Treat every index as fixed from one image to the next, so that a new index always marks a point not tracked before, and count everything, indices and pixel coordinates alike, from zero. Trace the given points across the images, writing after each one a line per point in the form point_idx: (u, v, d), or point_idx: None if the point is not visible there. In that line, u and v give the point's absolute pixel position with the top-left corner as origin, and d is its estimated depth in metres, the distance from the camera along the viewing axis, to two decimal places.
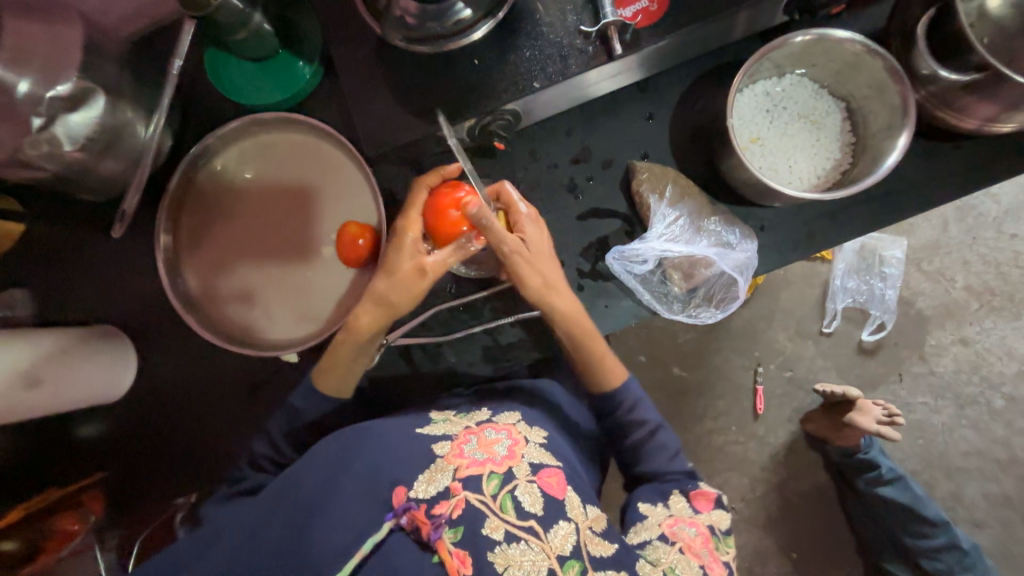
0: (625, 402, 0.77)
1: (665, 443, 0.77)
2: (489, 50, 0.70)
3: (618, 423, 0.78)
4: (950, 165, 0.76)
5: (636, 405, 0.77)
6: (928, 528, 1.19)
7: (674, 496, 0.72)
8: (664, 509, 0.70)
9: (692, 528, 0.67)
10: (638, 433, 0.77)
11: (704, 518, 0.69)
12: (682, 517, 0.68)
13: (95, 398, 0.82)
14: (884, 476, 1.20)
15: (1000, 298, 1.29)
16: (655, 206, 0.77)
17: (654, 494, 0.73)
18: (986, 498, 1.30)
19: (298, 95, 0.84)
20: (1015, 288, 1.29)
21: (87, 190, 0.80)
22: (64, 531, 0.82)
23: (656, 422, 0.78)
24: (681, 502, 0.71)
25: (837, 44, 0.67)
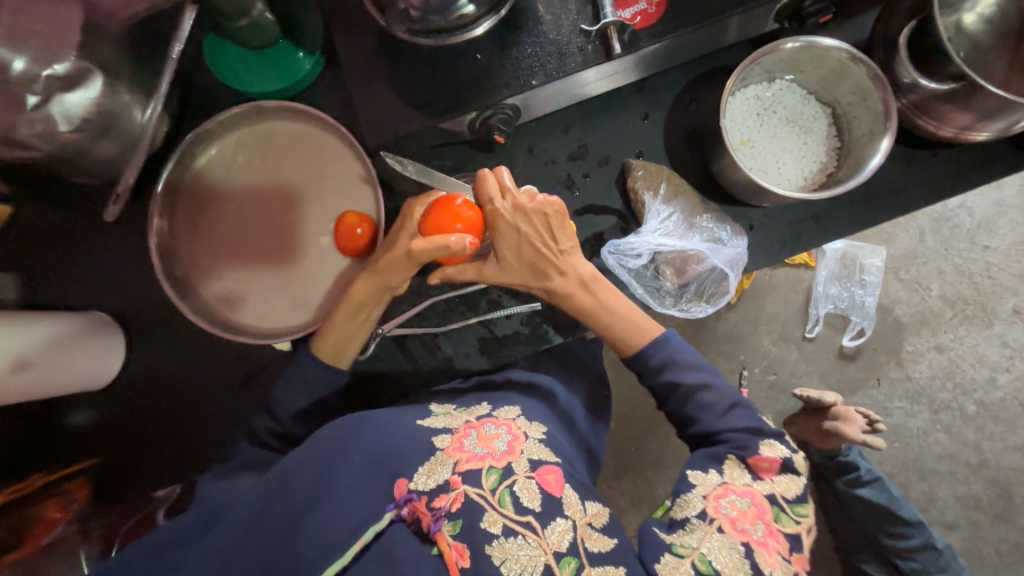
0: (660, 363, 0.75)
1: (712, 401, 0.74)
2: (492, 45, 0.71)
3: (657, 386, 0.77)
4: (928, 172, 0.80)
5: (667, 365, 0.75)
6: (903, 528, 1.23)
7: (730, 462, 0.70)
8: (716, 476, 0.69)
9: (745, 499, 0.67)
10: (679, 395, 0.75)
11: (761, 487, 0.69)
12: (734, 487, 0.68)
13: (80, 384, 0.80)
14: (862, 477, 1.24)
15: (973, 307, 1.35)
16: (650, 203, 0.79)
17: (706, 459, 0.71)
18: (958, 500, 1.35)
19: (298, 85, 0.85)
20: (986, 298, 1.35)
21: (80, 173, 0.79)
22: (47, 517, 0.77)
23: (696, 382, 0.75)
24: (737, 470, 0.70)
25: (825, 51, 0.70)
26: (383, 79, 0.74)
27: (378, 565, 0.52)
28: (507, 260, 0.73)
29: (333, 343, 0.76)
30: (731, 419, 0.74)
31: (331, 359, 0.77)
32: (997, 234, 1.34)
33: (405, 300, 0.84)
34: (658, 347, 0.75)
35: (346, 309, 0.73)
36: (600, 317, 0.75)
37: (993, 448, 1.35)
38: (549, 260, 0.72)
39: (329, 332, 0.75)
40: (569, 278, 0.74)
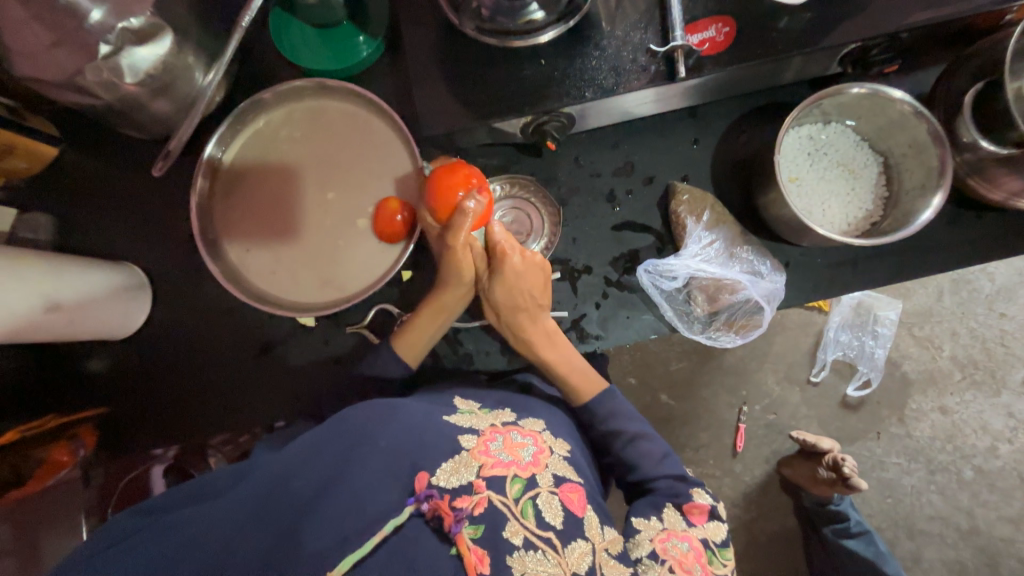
0: (600, 413, 0.77)
1: (649, 450, 0.76)
2: (556, 53, 0.72)
3: (597, 434, 0.78)
4: (969, 233, 0.80)
5: (614, 415, 0.77)
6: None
7: (667, 508, 0.70)
8: (658, 522, 0.68)
9: (686, 543, 0.66)
10: (617, 443, 0.77)
11: (698, 531, 0.69)
12: (675, 532, 0.68)
13: (102, 333, 0.81)
14: (851, 528, 1.25)
15: (982, 372, 1.34)
16: (691, 228, 0.80)
17: (646, 507, 0.71)
18: (943, 565, 1.33)
19: (354, 68, 0.85)
20: (997, 365, 1.34)
21: (133, 126, 0.80)
22: (54, 461, 0.80)
23: (637, 431, 0.77)
24: (675, 516, 0.69)
25: (888, 101, 0.70)
26: (445, 72, 0.74)
27: (394, 561, 0.48)
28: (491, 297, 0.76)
29: (414, 337, 0.78)
30: (666, 467, 0.76)
31: (410, 356, 0.79)
32: (1015, 303, 1.33)
33: None
34: (606, 399, 0.77)
35: (430, 309, 0.77)
36: (552, 370, 0.77)
37: (986, 517, 1.33)
38: (525, 309, 0.76)
39: (413, 326, 0.78)
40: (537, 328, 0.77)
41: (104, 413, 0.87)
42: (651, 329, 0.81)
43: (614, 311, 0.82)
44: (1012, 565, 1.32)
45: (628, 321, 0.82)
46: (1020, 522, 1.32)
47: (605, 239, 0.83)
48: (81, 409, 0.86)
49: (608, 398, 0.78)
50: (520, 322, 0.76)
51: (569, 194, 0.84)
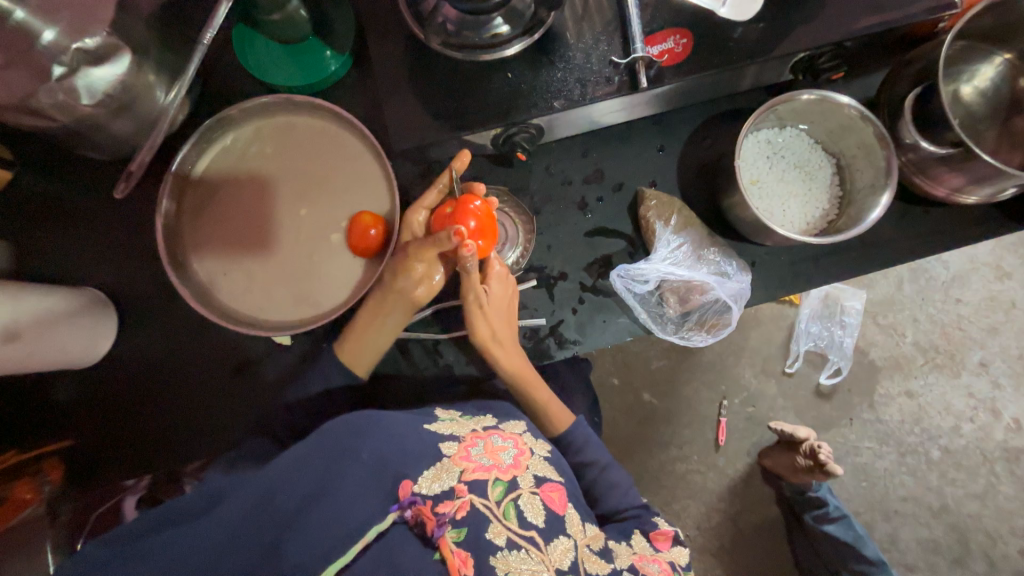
0: (574, 441, 0.80)
1: (616, 480, 0.79)
2: (522, 65, 0.74)
3: (571, 464, 0.81)
4: (919, 227, 0.85)
5: (585, 445, 0.80)
6: (865, 565, 1.26)
7: (637, 535, 0.71)
8: (628, 545, 0.68)
9: (656, 564, 0.67)
10: (590, 472, 0.79)
11: (665, 555, 0.69)
12: (645, 555, 0.68)
13: (67, 363, 0.78)
14: (830, 513, 1.28)
15: (943, 356, 1.41)
16: (660, 232, 0.82)
17: (616, 532, 0.71)
18: (918, 542, 1.39)
19: (321, 83, 0.85)
20: (956, 349, 1.41)
21: (93, 148, 0.78)
22: (17, 499, 0.77)
23: (606, 461, 0.80)
24: (642, 541, 0.70)
25: (837, 106, 0.74)
26: (413, 87, 0.75)
27: (380, 564, 0.50)
28: (488, 313, 0.76)
29: (355, 346, 0.80)
30: (630, 498, 0.78)
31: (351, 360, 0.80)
32: (968, 289, 1.41)
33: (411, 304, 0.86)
34: (573, 431, 0.80)
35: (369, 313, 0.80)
36: (531, 391, 0.79)
37: (954, 494, 1.40)
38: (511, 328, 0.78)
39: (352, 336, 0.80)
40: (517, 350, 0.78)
41: (69, 444, 0.83)
42: (626, 332, 0.83)
43: (590, 316, 0.84)
44: (981, 538, 1.39)
45: (604, 325, 0.83)
46: (984, 497, 1.40)
47: (578, 246, 0.85)
48: (45, 444, 0.82)
49: (578, 432, 0.81)
50: (505, 341, 0.77)
51: (542, 202, 0.86)
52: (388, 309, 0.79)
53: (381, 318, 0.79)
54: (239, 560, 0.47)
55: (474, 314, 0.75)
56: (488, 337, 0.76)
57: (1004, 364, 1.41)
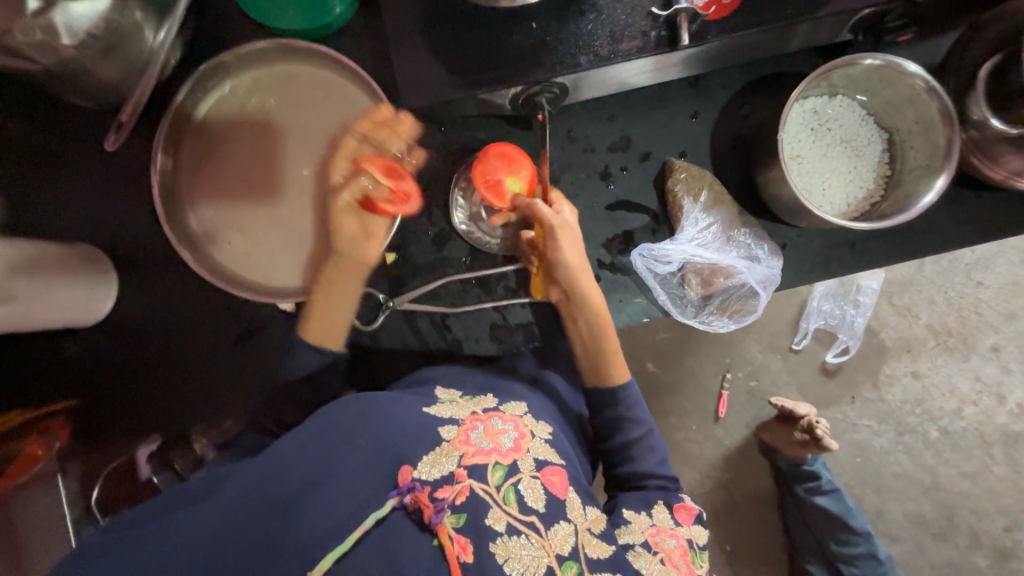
0: (623, 400, 0.74)
1: (654, 445, 0.76)
2: (548, 14, 0.66)
3: (614, 421, 0.75)
4: (966, 211, 0.78)
5: (635, 404, 0.75)
6: (853, 537, 1.28)
7: (658, 506, 0.69)
8: (647, 517, 0.67)
9: (673, 539, 0.65)
10: (631, 433, 0.75)
11: (684, 531, 0.68)
12: (664, 528, 0.67)
13: (66, 321, 0.76)
14: (823, 486, 1.29)
15: (955, 339, 1.37)
16: (688, 209, 0.77)
17: (638, 501, 0.70)
18: (905, 517, 1.40)
19: (326, 27, 0.77)
20: (970, 332, 1.37)
21: (79, 93, 0.71)
22: (28, 455, 0.79)
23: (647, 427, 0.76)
24: (663, 512, 0.69)
25: (901, 74, 0.66)
26: (426, 36, 0.67)
27: (378, 554, 0.48)
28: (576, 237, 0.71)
29: (321, 321, 0.74)
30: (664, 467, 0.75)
31: (318, 339, 0.74)
32: (991, 272, 1.36)
33: (420, 274, 0.82)
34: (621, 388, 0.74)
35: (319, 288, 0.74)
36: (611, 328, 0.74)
37: (947, 474, 1.39)
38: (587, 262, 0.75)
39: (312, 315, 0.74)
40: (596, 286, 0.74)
41: (76, 405, 0.83)
42: (643, 312, 0.80)
43: (606, 294, 0.80)
44: (967, 516, 1.39)
45: (621, 305, 0.80)
46: (976, 477, 1.39)
47: (599, 221, 0.80)
48: (55, 401, 0.83)
49: (630, 390, 0.75)
50: (588, 273, 0.72)
51: (562, 171, 0.80)
52: (342, 274, 0.74)
53: (341, 285, 0.74)
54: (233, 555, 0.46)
55: (565, 237, 0.69)
56: (577, 262, 0.70)
57: (1016, 349, 1.37)
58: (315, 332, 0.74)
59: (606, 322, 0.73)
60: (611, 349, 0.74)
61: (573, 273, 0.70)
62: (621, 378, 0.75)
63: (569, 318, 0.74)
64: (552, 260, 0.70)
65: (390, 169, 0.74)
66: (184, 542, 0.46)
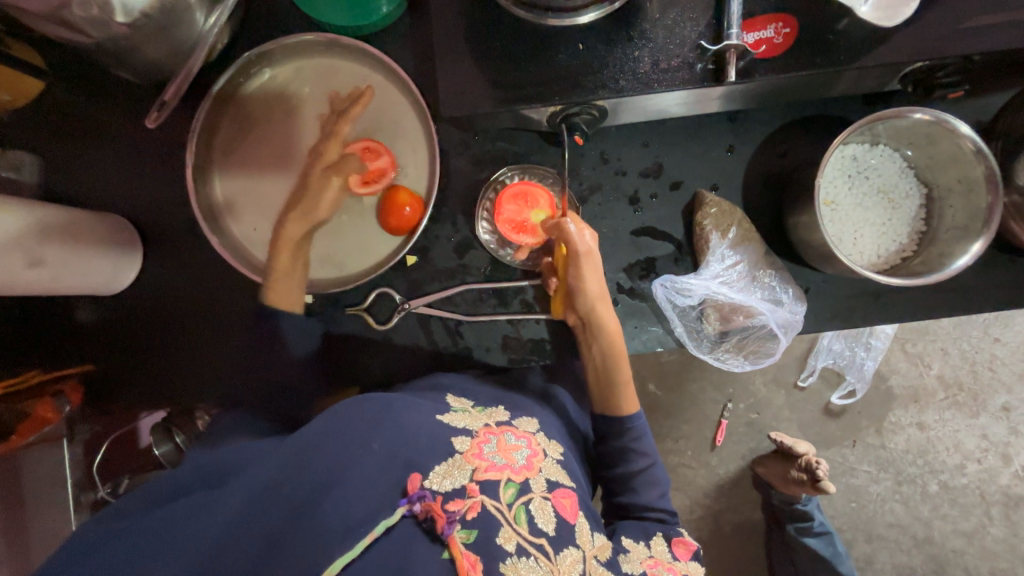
0: (629, 431, 0.74)
1: (656, 479, 0.75)
2: (597, 37, 0.65)
3: (619, 450, 0.75)
4: (998, 275, 0.77)
5: (640, 437, 0.75)
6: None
7: (656, 537, 0.69)
8: (644, 548, 0.66)
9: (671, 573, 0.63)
10: (635, 465, 0.74)
11: (681, 566, 0.66)
12: (662, 560, 0.65)
13: (90, 289, 0.77)
14: (814, 528, 1.28)
15: (965, 393, 1.34)
16: (715, 244, 0.76)
17: (636, 531, 0.69)
18: (894, 568, 1.37)
19: (373, 26, 0.77)
20: (981, 388, 1.34)
21: (126, 68, 0.72)
22: (39, 417, 0.79)
23: (652, 459, 0.75)
24: (662, 545, 0.67)
25: (949, 132, 0.65)
26: (472, 46, 0.67)
27: (389, 562, 0.47)
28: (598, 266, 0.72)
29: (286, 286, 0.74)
30: (665, 501, 0.74)
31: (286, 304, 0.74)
32: (1010, 329, 1.33)
33: (439, 279, 0.82)
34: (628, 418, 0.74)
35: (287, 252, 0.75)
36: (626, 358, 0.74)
37: (941, 529, 1.36)
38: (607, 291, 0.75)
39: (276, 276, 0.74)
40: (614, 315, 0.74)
41: (90, 370, 0.84)
42: (658, 342, 0.79)
43: (623, 319, 0.79)
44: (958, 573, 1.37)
45: (636, 332, 0.79)
46: (972, 536, 1.36)
47: (623, 245, 0.79)
48: (69, 364, 0.84)
49: (638, 421, 0.75)
50: (607, 302, 0.73)
51: (591, 191, 0.79)
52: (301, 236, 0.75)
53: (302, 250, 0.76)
54: (238, 555, 0.45)
55: (587, 265, 0.71)
56: (596, 289, 0.71)
57: None
58: (280, 296, 0.74)
59: (621, 351, 0.73)
60: (622, 379, 0.74)
61: (592, 300, 0.71)
62: (629, 409, 0.75)
63: (586, 346, 0.75)
64: (571, 287, 0.72)
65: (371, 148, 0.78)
66: (190, 541, 0.46)
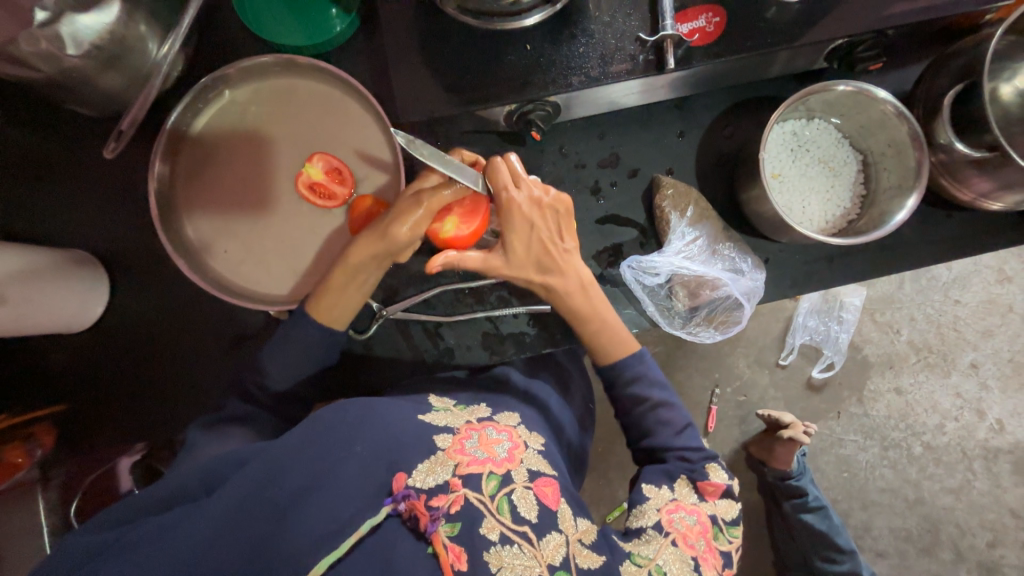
0: (625, 376, 0.74)
1: (670, 418, 0.74)
2: (542, 37, 0.69)
3: (619, 398, 0.76)
4: (937, 232, 0.82)
5: (637, 380, 0.74)
6: (837, 554, 1.26)
7: (681, 480, 0.70)
8: (668, 492, 0.69)
9: (692, 516, 0.67)
10: (639, 408, 0.74)
11: (707, 507, 0.69)
12: (683, 504, 0.68)
13: (59, 327, 0.76)
14: (811, 503, 1.25)
15: (935, 355, 1.39)
16: (675, 223, 0.80)
17: (659, 475, 0.71)
18: (891, 532, 1.39)
19: (326, 44, 0.80)
20: (949, 349, 1.39)
21: (81, 102, 0.72)
22: (9, 463, 0.78)
23: (660, 399, 0.75)
24: (686, 488, 0.69)
25: (873, 100, 0.70)
26: (425, 55, 0.70)
27: (372, 564, 0.48)
28: (515, 254, 0.68)
29: (328, 300, 0.71)
30: (686, 439, 0.74)
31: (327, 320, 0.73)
32: (968, 290, 1.39)
33: (414, 283, 0.84)
34: (635, 361, 0.74)
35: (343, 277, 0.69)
36: (586, 321, 0.73)
37: (931, 488, 1.39)
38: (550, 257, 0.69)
39: (321, 299, 0.71)
40: (569, 278, 0.71)
41: (61, 412, 0.82)
42: (632, 324, 0.82)
43: None
44: (952, 531, 1.39)
45: None
46: (960, 492, 1.39)
47: (590, 234, 0.82)
48: (38, 407, 0.81)
49: (633, 366, 0.74)
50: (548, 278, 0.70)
51: (553, 185, 0.82)
52: (372, 267, 0.69)
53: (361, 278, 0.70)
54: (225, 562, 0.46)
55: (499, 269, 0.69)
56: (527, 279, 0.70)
57: (994, 366, 1.39)
58: (324, 313, 0.72)
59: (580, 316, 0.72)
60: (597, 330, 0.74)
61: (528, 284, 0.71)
62: (628, 351, 0.75)
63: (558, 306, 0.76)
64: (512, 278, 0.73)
65: (335, 170, 0.79)
66: (173, 553, 0.45)
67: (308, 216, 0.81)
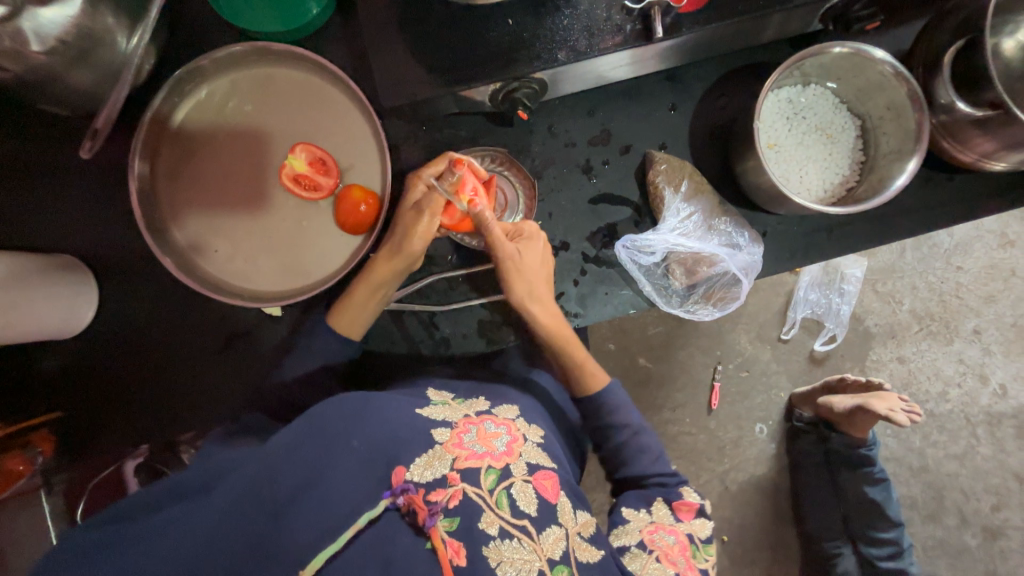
0: (605, 406, 0.77)
1: (646, 445, 0.78)
2: (524, 10, 0.66)
3: (598, 427, 0.79)
4: (937, 196, 0.80)
5: (618, 409, 0.78)
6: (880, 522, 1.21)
7: (659, 504, 0.71)
8: (646, 515, 0.70)
9: (672, 536, 0.67)
10: (620, 437, 0.78)
11: (684, 527, 0.69)
12: (663, 525, 0.68)
13: (50, 334, 0.74)
14: (875, 474, 1.20)
15: (938, 323, 1.38)
16: (670, 199, 0.78)
17: (637, 500, 0.73)
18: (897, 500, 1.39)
19: (302, 30, 0.77)
20: (952, 316, 1.38)
21: (53, 102, 0.70)
22: (10, 471, 0.77)
23: (637, 428, 0.78)
24: (663, 510, 0.70)
25: (872, 62, 0.68)
26: (405, 34, 0.67)
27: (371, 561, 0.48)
28: (526, 260, 0.71)
29: (351, 314, 0.76)
30: (660, 466, 0.77)
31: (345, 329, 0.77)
32: (971, 256, 1.37)
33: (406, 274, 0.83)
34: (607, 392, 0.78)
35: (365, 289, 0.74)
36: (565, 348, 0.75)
37: (935, 456, 1.39)
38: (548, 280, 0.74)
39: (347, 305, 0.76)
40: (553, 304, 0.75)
41: (59, 417, 0.81)
42: (629, 304, 0.80)
43: (592, 287, 0.80)
44: (956, 496, 1.39)
45: (607, 298, 0.80)
46: (964, 458, 1.39)
47: (583, 215, 0.80)
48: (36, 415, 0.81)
49: (610, 395, 0.78)
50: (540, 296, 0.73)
51: (544, 167, 0.80)
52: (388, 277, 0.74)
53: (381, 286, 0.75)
54: None
55: (512, 273, 0.71)
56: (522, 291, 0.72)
57: (997, 332, 1.38)
58: (343, 322, 0.76)
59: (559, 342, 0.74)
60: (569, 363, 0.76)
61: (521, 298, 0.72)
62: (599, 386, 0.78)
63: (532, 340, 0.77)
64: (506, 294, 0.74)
65: (319, 160, 0.77)
66: None
67: (296, 209, 0.79)
